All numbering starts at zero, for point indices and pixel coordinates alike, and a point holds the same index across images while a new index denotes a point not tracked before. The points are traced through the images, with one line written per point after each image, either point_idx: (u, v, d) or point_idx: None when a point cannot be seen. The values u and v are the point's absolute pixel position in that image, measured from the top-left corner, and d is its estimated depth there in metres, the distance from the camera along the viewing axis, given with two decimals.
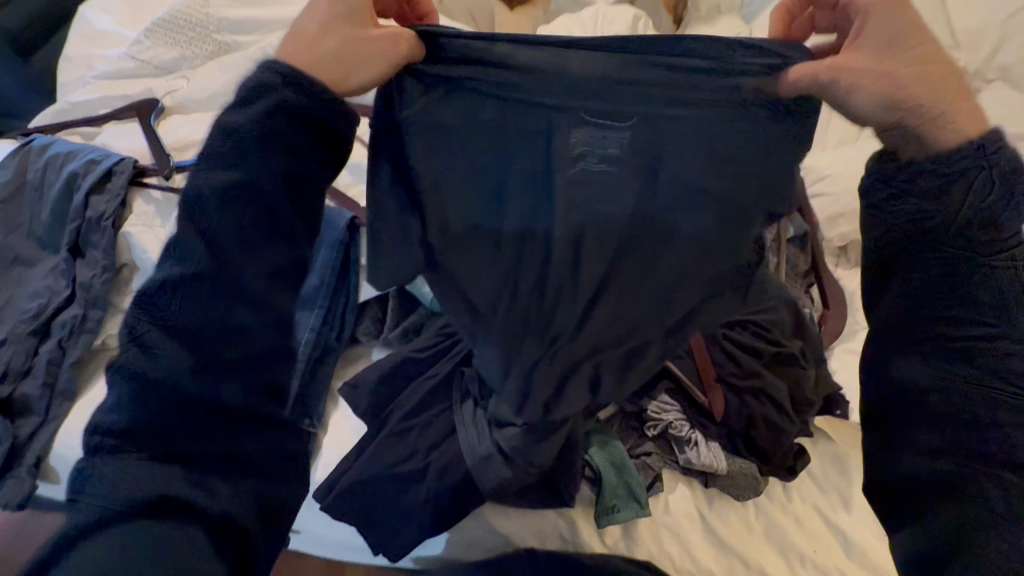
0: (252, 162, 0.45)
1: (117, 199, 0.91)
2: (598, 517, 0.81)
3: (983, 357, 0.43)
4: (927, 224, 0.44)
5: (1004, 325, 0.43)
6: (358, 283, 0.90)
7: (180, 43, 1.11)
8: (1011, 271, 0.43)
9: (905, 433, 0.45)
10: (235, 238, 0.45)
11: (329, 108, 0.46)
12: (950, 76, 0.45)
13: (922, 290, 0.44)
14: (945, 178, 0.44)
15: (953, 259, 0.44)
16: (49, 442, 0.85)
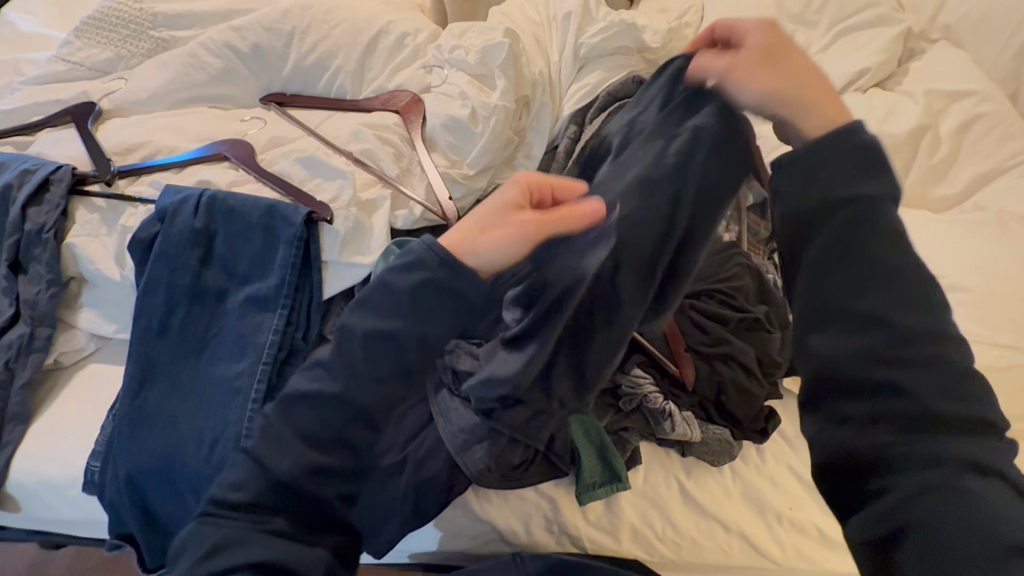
0: (371, 361, 0.54)
1: (58, 209, 0.86)
2: (579, 495, 0.82)
3: (883, 327, 0.45)
4: (809, 211, 0.48)
5: (896, 304, 0.45)
6: (321, 279, 0.85)
7: (114, 42, 1.06)
8: (892, 246, 0.46)
9: (842, 408, 0.46)
10: (359, 383, 0.54)
11: (439, 316, 0.54)
12: (817, 87, 0.50)
13: (819, 278, 0.47)
14: (821, 172, 0.47)
15: (840, 249, 0.46)
16: (4, 469, 0.81)
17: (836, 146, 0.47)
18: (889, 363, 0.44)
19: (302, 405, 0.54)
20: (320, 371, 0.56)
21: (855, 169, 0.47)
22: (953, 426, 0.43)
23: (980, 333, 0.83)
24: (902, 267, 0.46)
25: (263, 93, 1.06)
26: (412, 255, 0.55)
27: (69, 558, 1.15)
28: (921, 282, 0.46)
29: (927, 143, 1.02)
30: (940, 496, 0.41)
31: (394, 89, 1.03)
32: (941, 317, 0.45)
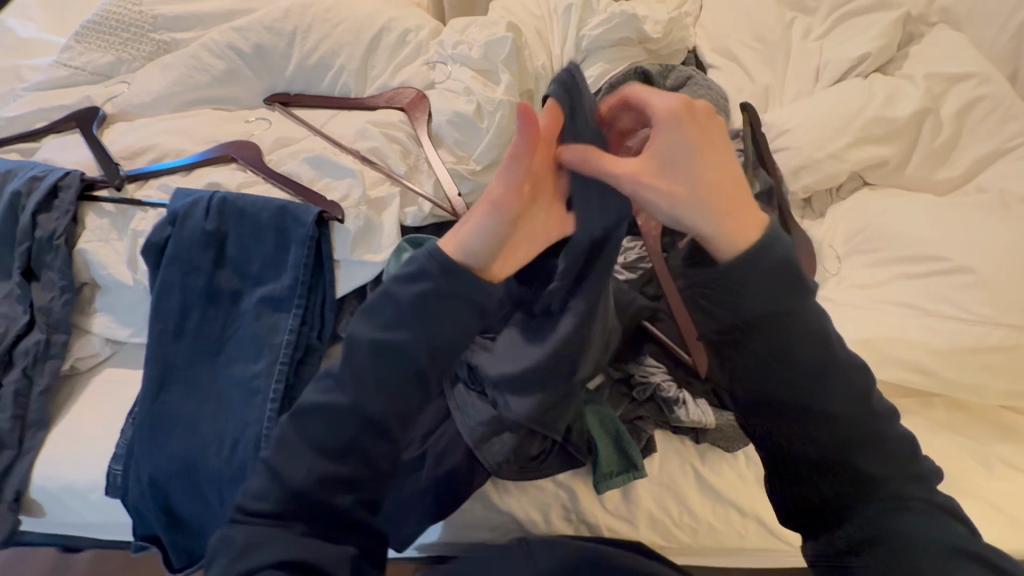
0: (371, 376, 0.55)
1: (68, 216, 0.86)
2: (596, 484, 0.83)
3: (804, 415, 0.54)
4: (731, 322, 0.53)
5: (813, 392, 0.54)
6: (334, 278, 0.86)
7: (115, 46, 1.06)
8: (807, 344, 0.53)
9: (794, 474, 0.58)
10: (368, 394, 0.55)
11: (449, 326, 0.56)
12: (730, 198, 0.50)
13: (745, 385, 0.56)
14: (734, 286, 0.51)
15: (761, 366, 0.53)
16: (28, 475, 0.82)
17: (749, 266, 0.50)
18: (823, 446, 0.55)
19: (313, 414, 0.57)
20: (331, 386, 0.57)
21: (767, 288, 0.51)
22: (886, 476, 0.56)
23: (988, 315, 0.83)
24: (821, 361, 0.53)
25: (267, 94, 1.06)
26: (413, 263, 0.56)
27: (90, 560, 1.17)
28: (835, 376, 0.54)
29: (928, 127, 1.03)
30: (883, 520, 0.55)
31: (398, 86, 1.03)
32: (862, 392, 0.55)
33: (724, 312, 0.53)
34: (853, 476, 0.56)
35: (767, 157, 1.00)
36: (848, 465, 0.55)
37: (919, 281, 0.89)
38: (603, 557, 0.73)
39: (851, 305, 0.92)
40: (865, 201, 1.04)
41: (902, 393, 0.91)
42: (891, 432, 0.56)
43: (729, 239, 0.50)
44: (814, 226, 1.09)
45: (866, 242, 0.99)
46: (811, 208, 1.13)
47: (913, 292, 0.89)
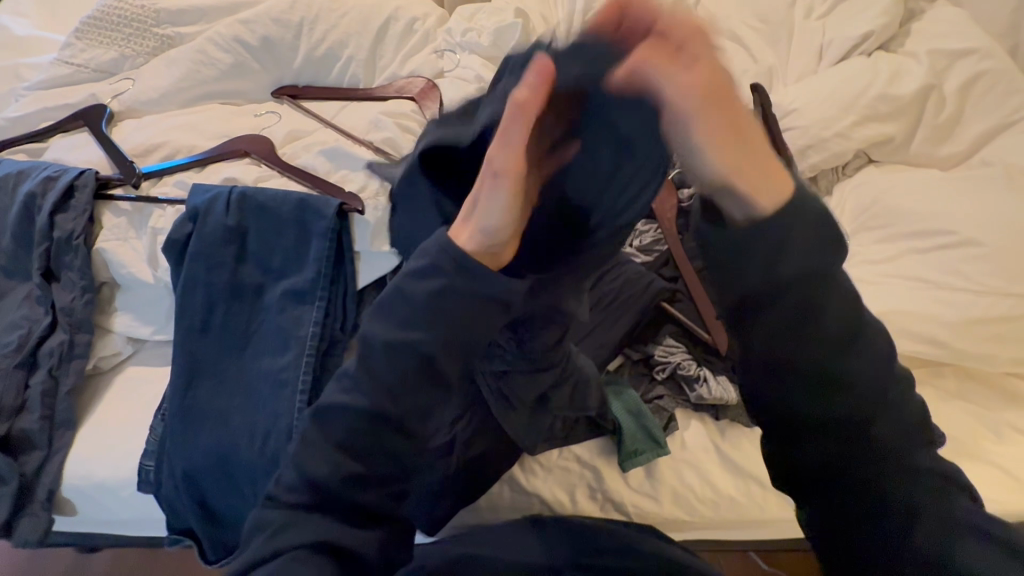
0: (381, 372, 0.53)
1: (85, 215, 0.86)
2: (621, 462, 0.86)
3: (827, 375, 0.49)
4: (753, 278, 0.47)
5: (835, 351, 0.48)
6: (355, 270, 0.86)
7: (118, 42, 1.04)
8: (830, 298, 0.47)
9: (803, 444, 0.52)
10: (382, 392, 0.53)
11: (471, 307, 0.51)
12: (753, 152, 0.42)
13: (774, 343, 0.49)
14: (760, 242, 0.45)
15: (779, 331, 0.48)
16: (60, 473, 0.82)
17: (771, 218, 0.44)
18: (841, 423, 0.50)
19: (334, 416, 0.54)
20: (346, 391, 0.54)
21: (794, 244, 0.45)
22: (911, 453, 0.51)
23: (996, 285, 0.85)
24: (846, 323, 0.48)
25: (274, 87, 1.05)
26: (425, 259, 0.53)
27: (111, 558, 1.17)
28: (858, 344, 0.49)
29: (932, 104, 1.05)
30: (908, 496, 0.50)
31: (408, 76, 1.02)
32: (887, 364, 0.50)
33: (753, 274, 0.46)
34: (877, 452, 0.51)
35: (777, 138, 1.03)
36: (869, 442, 0.50)
37: (928, 255, 0.91)
38: (590, 529, 0.78)
39: (862, 280, 0.94)
40: (872, 178, 1.05)
41: (913, 364, 0.94)
42: (909, 402, 0.51)
43: (772, 195, 0.44)
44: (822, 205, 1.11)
45: (875, 218, 1.00)
46: (818, 186, 1.13)
47: (923, 265, 0.91)
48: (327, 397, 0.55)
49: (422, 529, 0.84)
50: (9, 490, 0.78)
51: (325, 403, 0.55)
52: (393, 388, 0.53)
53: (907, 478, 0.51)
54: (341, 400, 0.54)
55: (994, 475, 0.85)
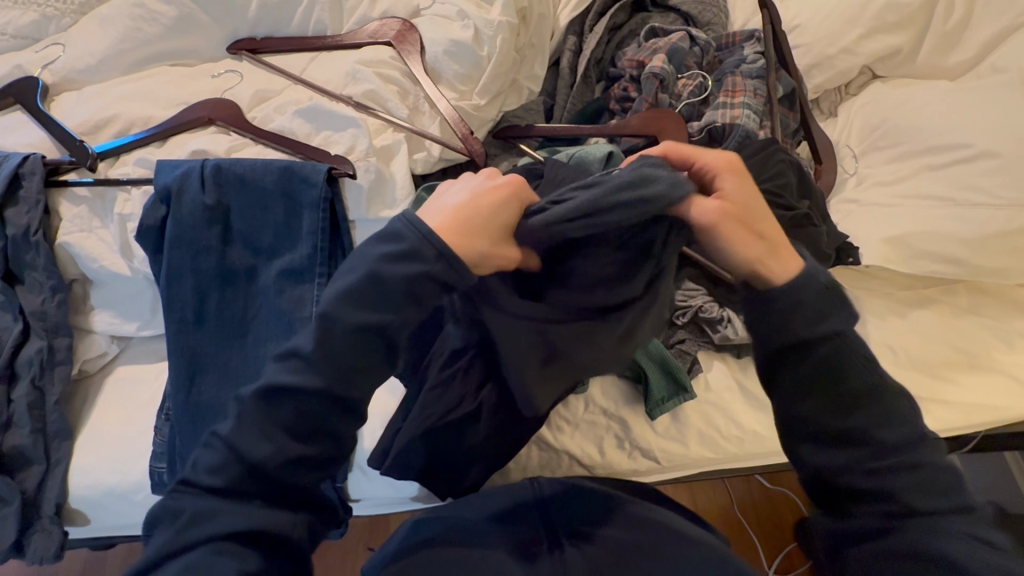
0: (336, 364, 0.48)
1: (39, 206, 0.77)
2: (650, 410, 0.85)
3: (864, 436, 0.51)
4: (784, 342, 0.53)
5: (871, 409, 0.52)
6: (354, 241, 0.81)
7: (36, 0, 0.90)
8: (862, 361, 0.53)
9: (840, 492, 0.52)
10: (332, 374, 0.48)
11: (433, 285, 0.49)
12: (774, 238, 0.53)
13: (803, 398, 0.53)
14: (781, 315, 0.52)
15: (808, 385, 0.53)
16: (65, 485, 0.77)
17: (800, 292, 0.52)
18: (856, 464, 0.51)
19: (384, 280, 0.48)
20: (403, 251, 0.48)
21: (815, 311, 0.52)
22: (925, 505, 0.49)
23: (1013, 198, 0.84)
24: (869, 380, 0.52)
25: (230, 42, 0.93)
26: (403, 242, 0.49)
27: (126, 552, 1.14)
28: (879, 403, 0.52)
29: (942, 7, 0.98)
30: (914, 542, 0.48)
31: (380, 17, 0.91)
32: (910, 425, 0.52)
33: (774, 333, 0.53)
34: (889, 499, 0.50)
35: (786, 57, 0.98)
36: (881, 486, 0.50)
37: (944, 170, 0.89)
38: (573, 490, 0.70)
39: (876, 204, 0.92)
40: (880, 95, 1.01)
41: (927, 284, 0.93)
42: (931, 459, 0.51)
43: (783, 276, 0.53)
44: (828, 126, 1.06)
45: (884, 138, 0.97)
46: (820, 108, 1.10)
47: (938, 183, 0.88)
48: (380, 260, 0.48)
49: (440, 496, 0.81)
50: (13, 510, 0.73)
51: (376, 265, 0.48)
52: (447, 269, 0.48)
53: (915, 526, 0.49)
54: (400, 267, 0.48)
55: (1008, 385, 0.87)
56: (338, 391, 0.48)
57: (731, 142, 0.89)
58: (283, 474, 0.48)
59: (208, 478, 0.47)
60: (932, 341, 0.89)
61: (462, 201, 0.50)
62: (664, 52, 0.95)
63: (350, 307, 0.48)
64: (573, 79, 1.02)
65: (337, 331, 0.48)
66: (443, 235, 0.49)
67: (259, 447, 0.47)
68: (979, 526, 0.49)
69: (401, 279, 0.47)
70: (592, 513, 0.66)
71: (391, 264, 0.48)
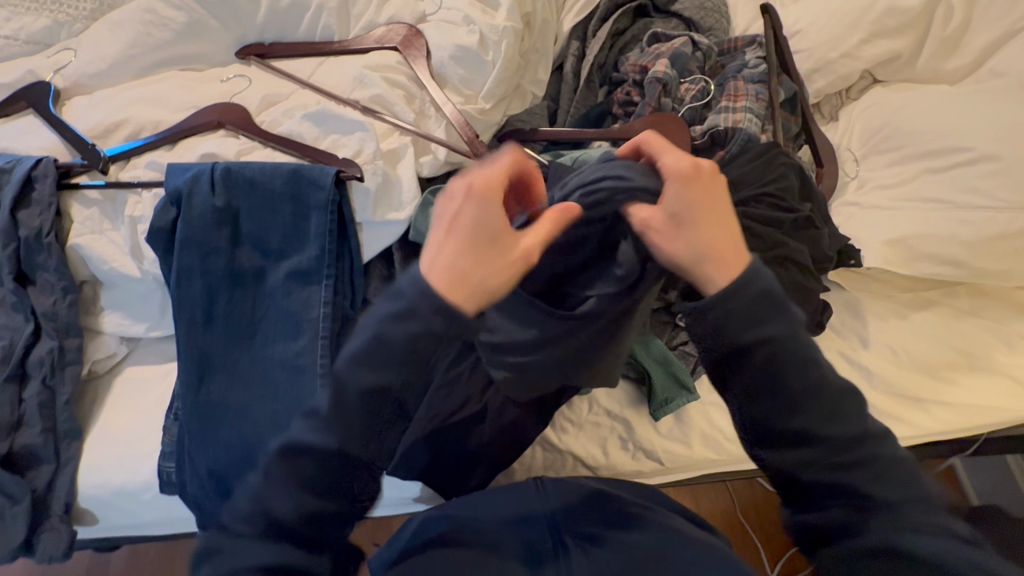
0: (349, 429, 0.48)
1: (52, 208, 0.78)
2: (654, 411, 0.85)
3: (816, 436, 0.51)
4: (729, 345, 0.51)
5: (818, 410, 0.51)
6: (360, 243, 0.82)
7: (49, 6, 0.92)
8: (805, 364, 0.51)
9: (811, 496, 0.52)
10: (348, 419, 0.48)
11: (437, 337, 0.46)
12: (729, 244, 0.49)
13: (754, 403, 0.52)
14: (717, 323, 0.50)
15: (757, 388, 0.51)
16: (74, 485, 0.78)
17: (739, 293, 0.49)
18: (812, 464, 0.51)
19: (390, 341, 0.46)
20: (404, 310, 0.46)
21: (757, 314, 0.50)
22: (883, 498, 0.50)
23: (1013, 201, 0.84)
24: (816, 380, 0.51)
25: (239, 46, 0.95)
26: (403, 299, 0.47)
27: (129, 554, 1.15)
28: (826, 401, 0.51)
29: (941, 13, 1.00)
30: (879, 538, 0.49)
31: (387, 23, 0.92)
32: (859, 421, 0.52)
33: (716, 337, 0.51)
34: (844, 493, 0.50)
35: (788, 61, 0.99)
36: (840, 483, 0.50)
37: (943, 174, 0.90)
38: (571, 488, 0.71)
39: (877, 207, 0.93)
40: (880, 99, 1.02)
41: (928, 286, 0.94)
42: (883, 454, 0.51)
43: (727, 280, 0.49)
44: (828, 130, 1.07)
45: (885, 141, 0.98)
46: (821, 112, 1.11)
47: (940, 186, 0.89)
48: (384, 320, 0.47)
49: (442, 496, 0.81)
50: (24, 508, 0.74)
51: (380, 327, 0.47)
52: (447, 322, 0.46)
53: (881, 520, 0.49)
54: (402, 327, 0.46)
55: (1008, 386, 0.87)
56: (358, 447, 0.49)
57: (733, 145, 0.90)
58: (307, 520, 0.49)
59: (243, 523, 0.49)
60: (934, 343, 0.90)
61: (446, 246, 0.46)
62: (667, 57, 0.96)
63: (357, 368, 0.47)
64: (576, 83, 1.03)
65: (348, 392, 0.47)
66: (438, 287, 0.46)
67: (285, 502, 0.48)
68: (940, 517, 0.50)
69: (405, 339, 0.46)
70: (595, 513, 0.67)
71: (398, 327, 0.46)
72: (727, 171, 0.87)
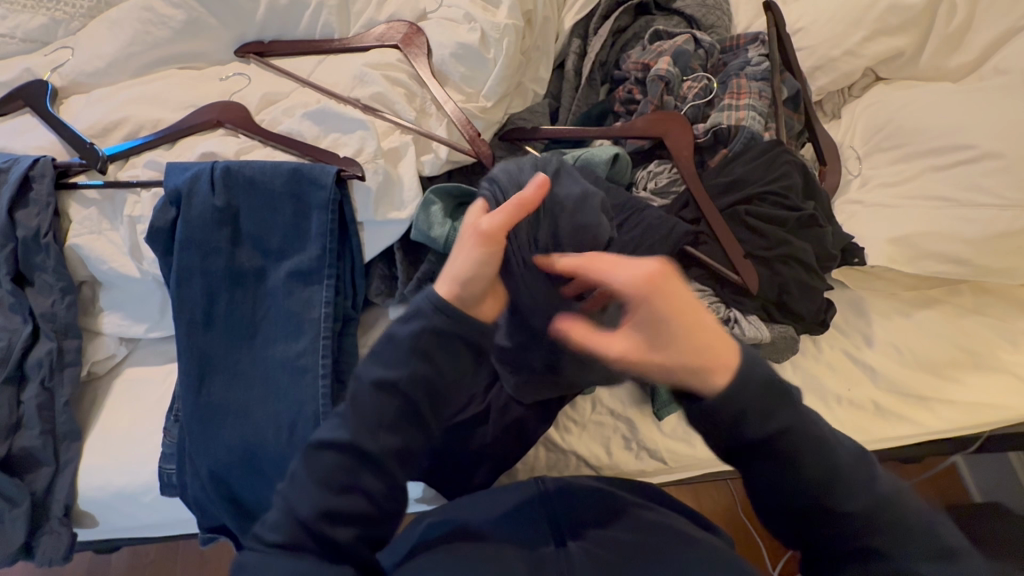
0: (363, 428, 0.50)
1: (50, 208, 0.77)
2: (658, 411, 0.85)
3: (834, 509, 0.49)
4: (737, 436, 0.49)
5: (836, 490, 0.49)
6: (362, 242, 0.81)
7: (46, 4, 0.91)
8: (815, 444, 0.49)
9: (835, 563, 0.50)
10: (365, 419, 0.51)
11: (435, 339, 0.52)
12: (710, 341, 0.48)
13: (768, 488, 0.50)
14: (728, 420, 0.48)
15: (774, 473, 0.50)
16: (74, 487, 0.78)
17: (736, 391, 0.48)
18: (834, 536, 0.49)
19: (397, 338, 0.53)
20: (411, 311, 0.53)
21: (758, 407, 0.48)
22: (908, 564, 0.47)
23: (1016, 199, 0.84)
24: (829, 463, 0.49)
25: (237, 44, 0.94)
26: (411, 304, 0.54)
27: (129, 556, 1.14)
28: (841, 481, 0.49)
29: (943, 10, 0.99)
30: None
31: (387, 21, 0.92)
32: (875, 492, 0.49)
33: (724, 431, 0.49)
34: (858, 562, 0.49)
35: (791, 59, 0.99)
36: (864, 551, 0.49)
37: (947, 171, 0.89)
38: (573, 487, 0.71)
39: (880, 205, 0.92)
40: (883, 97, 1.02)
41: (931, 284, 0.94)
42: (908, 522, 0.49)
43: (720, 383, 0.48)
44: (831, 128, 1.07)
45: (888, 139, 0.97)
46: (823, 109, 1.10)
47: (943, 184, 0.89)
48: (394, 322, 0.54)
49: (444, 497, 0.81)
50: (23, 511, 0.73)
51: (391, 327, 0.54)
52: (446, 321, 0.52)
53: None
54: (408, 324, 0.53)
55: (1012, 384, 0.87)
56: (365, 444, 0.50)
57: (736, 144, 0.90)
58: (325, 525, 0.48)
59: (269, 533, 0.49)
60: (937, 342, 0.90)
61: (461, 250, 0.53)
62: (670, 54, 0.95)
63: (373, 364, 0.53)
64: (578, 82, 1.02)
65: (363, 386, 0.52)
66: (441, 290, 0.53)
67: (306, 501, 0.49)
68: (965, 569, 0.47)
69: (408, 334, 0.52)
70: (597, 512, 0.67)
71: (405, 325, 0.53)
72: (729, 170, 0.88)
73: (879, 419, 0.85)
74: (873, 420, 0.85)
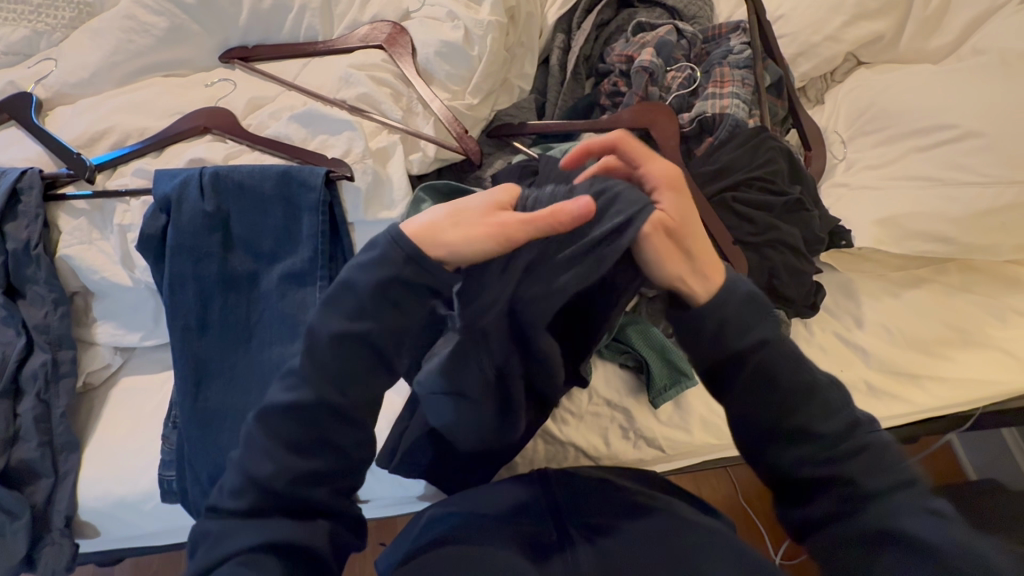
0: (321, 385, 0.50)
1: (38, 220, 0.77)
2: (654, 398, 0.86)
3: (812, 432, 0.53)
4: (726, 348, 0.54)
5: (814, 408, 0.54)
6: (354, 243, 0.81)
7: (27, 16, 0.91)
8: (792, 366, 0.55)
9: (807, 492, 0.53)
10: (328, 383, 0.50)
11: (395, 288, 0.50)
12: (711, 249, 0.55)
13: (745, 401, 0.54)
14: (713, 329, 0.54)
15: (755, 383, 0.54)
16: (74, 497, 0.78)
17: (725, 303, 0.54)
18: (813, 456, 0.53)
19: (357, 286, 0.50)
20: (376, 257, 0.50)
21: (745, 320, 0.54)
22: (874, 486, 0.51)
23: (999, 175, 0.85)
24: (804, 383, 0.54)
25: (222, 51, 0.94)
26: (376, 249, 0.51)
27: (132, 567, 1.14)
28: (818, 395, 0.54)
29: None
30: (875, 517, 0.50)
31: (371, 21, 0.92)
32: (847, 415, 0.54)
33: (711, 346, 0.55)
34: (835, 485, 0.52)
35: (773, 46, 1.00)
36: (836, 473, 0.52)
37: (931, 151, 0.90)
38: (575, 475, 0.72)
39: (866, 187, 0.93)
40: (864, 81, 1.03)
41: (918, 264, 0.95)
42: (872, 442, 0.54)
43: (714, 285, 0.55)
44: (815, 114, 1.08)
45: (871, 122, 0.98)
46: (807, 96, 1.11)
47: (926, 164, 0.90)
48: (353, 269, 0.51)
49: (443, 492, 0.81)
50: (23, 524, 0.72)
51: (350, 273, 0.51)
52: (416, 271, 0.50)
53: (878, 505, 0.51)
54: (369, 272, 0.50)
55: (1002, 359, 0.88)
56: (329, 398, 0.50)
57: (721, 131, 0.90)
58: (294, 486, 0.50)
59: (231, 501, 0.51)
60: (926, 320, 0.91)
61: (443, 211, 0.51)
62: (652, 46, 0.96)
63: (328, 316, 0.51)
64: (563, 75, 1.02)
65: (321, 339, 0.51)
66: (411, 238, 0.50)
67: (268, 464, 0.50)
68: (926, 497, 0.51)
69: (369, 283, 0.50)
70: (599, 502, 0.68)
71: (369, 273, 0.50)
72: (718, 157, 0.88)
73: (873, 399, 0.86)
74: (868, 400, 0.86)
